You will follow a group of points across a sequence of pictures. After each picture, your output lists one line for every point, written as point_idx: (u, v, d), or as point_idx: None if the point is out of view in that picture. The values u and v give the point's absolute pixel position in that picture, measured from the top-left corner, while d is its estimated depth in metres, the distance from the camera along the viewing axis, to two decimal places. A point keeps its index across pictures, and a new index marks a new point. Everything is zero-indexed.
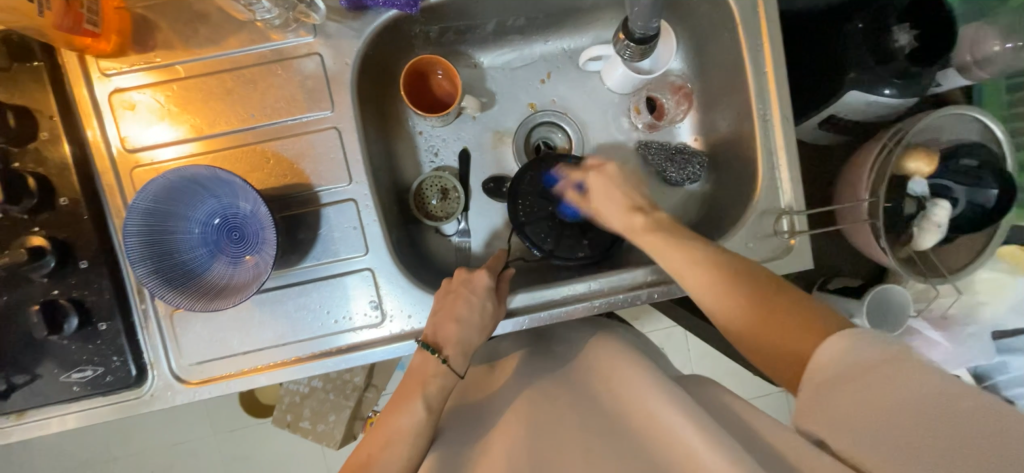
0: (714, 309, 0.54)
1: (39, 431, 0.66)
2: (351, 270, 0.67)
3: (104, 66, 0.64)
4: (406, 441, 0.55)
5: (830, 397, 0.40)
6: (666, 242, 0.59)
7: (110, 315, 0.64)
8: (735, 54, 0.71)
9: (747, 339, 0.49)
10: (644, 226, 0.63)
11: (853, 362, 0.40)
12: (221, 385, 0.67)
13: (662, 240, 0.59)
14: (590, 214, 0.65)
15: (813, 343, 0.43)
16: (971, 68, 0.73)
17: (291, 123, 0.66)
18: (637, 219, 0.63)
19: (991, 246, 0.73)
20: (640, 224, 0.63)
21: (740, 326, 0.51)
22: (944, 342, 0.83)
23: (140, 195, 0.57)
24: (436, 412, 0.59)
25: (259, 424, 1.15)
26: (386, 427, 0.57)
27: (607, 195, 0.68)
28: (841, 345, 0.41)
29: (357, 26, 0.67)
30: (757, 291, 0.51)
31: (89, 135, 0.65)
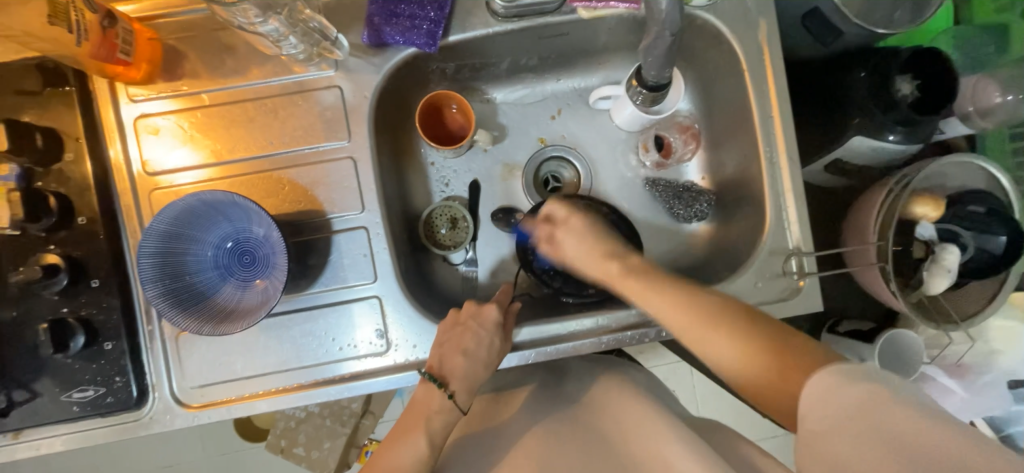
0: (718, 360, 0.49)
1: (31, 453, 0.65)
2: (358, 297, 0.67)
3: (133, 92, 0.67)
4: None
5: (817, 439, 0.37)
6: (645, 287, 0.59)
7: (116, 335, 0.64)
8: (742, 97, 0.73)
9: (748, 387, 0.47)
10: (633, 256, 0.65)
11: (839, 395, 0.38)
12: (221, 410, 0.66)
13: (643, 285, 0.59)
14: (584, 241, 0.67)
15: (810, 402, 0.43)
16: (975, 118, 0.74)
17: (308, 151, 0.68)
18: (613, 267, 0.64)
19: (1004, 291, 0.73)
20: (616, 271, 0.63)
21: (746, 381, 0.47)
22: (961, 392, 0.82)
23: (158, 218, 0.58)
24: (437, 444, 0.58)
25: (252, 450, 1.12)
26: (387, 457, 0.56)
27: (581, 242, 0.68)
28: (829, 386, 0.39)
29: (377, 61, 0.70)
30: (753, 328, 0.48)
31: (112, 156, 0.67)
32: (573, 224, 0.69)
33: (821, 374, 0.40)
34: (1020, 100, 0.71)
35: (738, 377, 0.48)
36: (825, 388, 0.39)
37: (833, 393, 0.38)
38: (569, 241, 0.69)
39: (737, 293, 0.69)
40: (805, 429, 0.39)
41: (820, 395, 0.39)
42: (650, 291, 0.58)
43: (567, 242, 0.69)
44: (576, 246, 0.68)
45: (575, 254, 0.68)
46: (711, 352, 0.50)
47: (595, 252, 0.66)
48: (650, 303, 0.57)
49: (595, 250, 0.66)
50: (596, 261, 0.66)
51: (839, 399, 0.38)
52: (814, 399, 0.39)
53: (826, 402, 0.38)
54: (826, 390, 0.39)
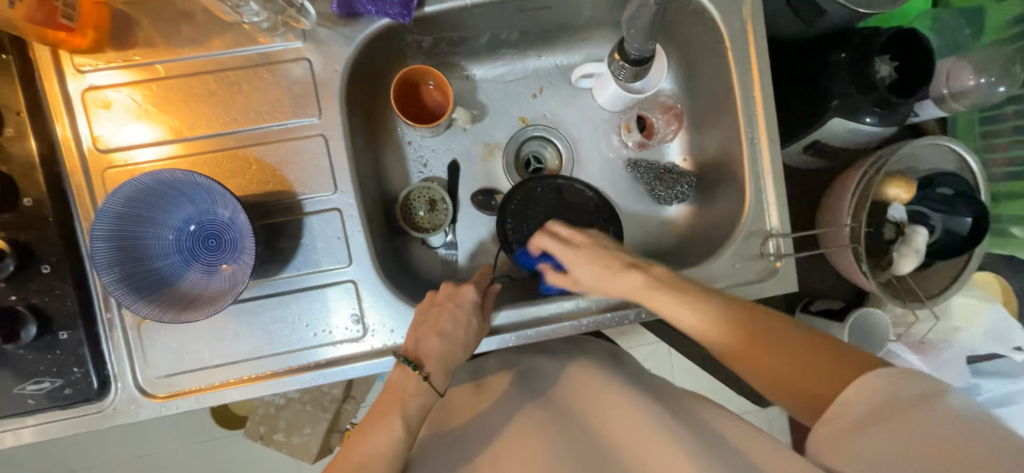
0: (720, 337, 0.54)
1: None
2: (333, 281, 0.65)
3: (79, 62, 0.62)
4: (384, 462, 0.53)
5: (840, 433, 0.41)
6: (676, 301, 0.57)
7: (72, 324, 0.60)
8: (724, 76, 0.72)
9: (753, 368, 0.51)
10: (655, 264, 0.62)
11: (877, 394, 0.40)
12: (189, 399, 0.63)
13: (674, 301, 0.57)
14: (592, 262, 0.63)
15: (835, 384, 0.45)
16: (949, 101, 0.74)
17: (276, 129, 0.64)
18: (632, 278, 0.60)
19: (968, 270, 0.75)
20: (641, 284, 0.60)
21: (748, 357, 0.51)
22: (924, 367, 0.84)
23: (111, 198, 0.55)
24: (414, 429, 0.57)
25: (229, 437, 1.10)
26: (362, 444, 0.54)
27: (589, 267, 0.63)
28: (863, 389, 0.41)
29: (348, 33, 0.66)
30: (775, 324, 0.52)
31: (59, 132, 0.62)
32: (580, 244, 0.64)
33: (863, 376, 0.42)
34: (991, 84, 0.72)
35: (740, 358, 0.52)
36: (863, 388, 0.41)
37: (863, 390, 0.41)
38: (581, 266, 0.63)
39: (716, 274, 0.69)
40: (832, 423, 0.42)
41: (852, 391, 0.42)
42: (671, 300, 0.57)
43: (577, 267, 0.63)
44: (589, 272, 0.63)
45: (591, 280, 0.63)
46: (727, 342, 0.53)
47: (614, 272, 0.61)
48: (675, 313, 0.57)
49: (609, 268, 0.62)
50: (612, 279, 0.61)
51: (869, 402, 0.40)
52: (848, 400, 0.42)
53: (862, 402, 0.41)
54: (862, 388, 0.41)
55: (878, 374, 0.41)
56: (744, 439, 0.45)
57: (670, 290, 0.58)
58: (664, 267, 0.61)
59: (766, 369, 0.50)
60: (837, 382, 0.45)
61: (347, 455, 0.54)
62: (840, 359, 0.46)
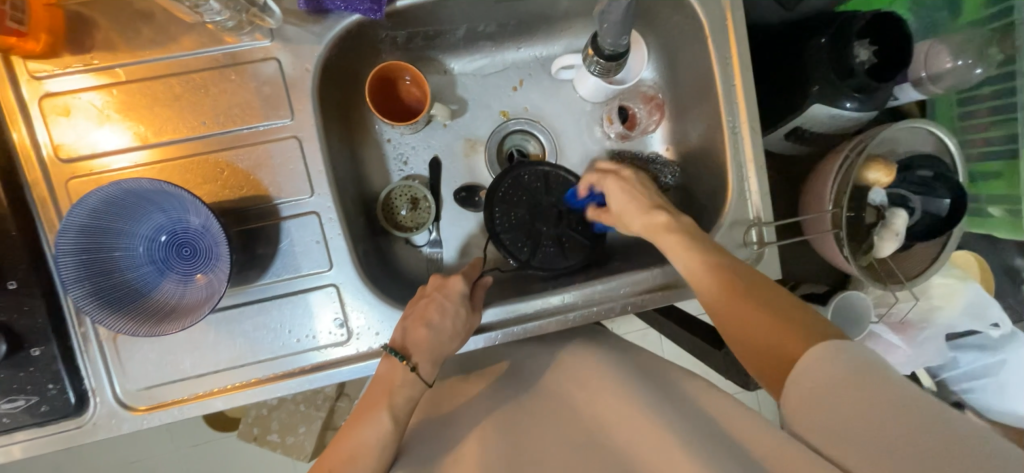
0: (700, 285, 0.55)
1: None
2: (314, 286, 0.64)
3: (34, 67, 0.59)
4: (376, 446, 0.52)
5: (807, 404, 0.41)
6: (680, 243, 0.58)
7: (45, 340, 0.59)
8: (705, 65, 0.72)
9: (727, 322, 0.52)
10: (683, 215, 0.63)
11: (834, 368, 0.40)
12: (172, 411, 0.62)
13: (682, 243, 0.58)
14: (627, 191, 0.66)
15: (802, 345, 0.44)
16: (926, 83, 0.75)
17: (247, 132, 0.62)
18: (659, 218, 0.62)
19: (946, 251, 0.77)
20: (663, 220, 0.61)
21: (723, 310, 0.52)
22: (904, 347, 0.87)
23: (75, 210, 0.53)
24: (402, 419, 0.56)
25: (222, 440, 1.09)
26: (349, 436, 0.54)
27: (625, 195, 0.66)
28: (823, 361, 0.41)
29: (318, 30, 0.63)
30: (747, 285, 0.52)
31: (15, 138, 0.59)
32: (623, 175, 0.68)
33: (821, 345, 0.42)
34: (969, 66, 0.72)
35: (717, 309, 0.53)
36: (818, 359, 0.42)
37: (821, 369, 0.41)
38: (614, 192, 0.67)
39: None
40: (800, 389, 0.42)
41: (805, 364, 0.42)
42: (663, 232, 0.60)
43: (612, 191, 0.67)
44: (621, 198, 0.66)
45: (620, 206, 0.66)
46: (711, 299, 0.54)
47: (643, 207, 0.64)
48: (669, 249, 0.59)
49: (643, 203, 0.64)
50: (640, 213, 0.64)
51: (829, 376, 0.40)
52: (811, 368, 0.42)
53: (822, 375, 0.41)
54: (816, 358, 0.42)
55: (825, 348, 0.42)
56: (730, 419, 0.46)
57: (671, 229, 0.60)
58: (689, 218, 0.62)
59: (740, 327, 0.50)
60: (794, 342, 0.45)
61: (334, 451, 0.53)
62: (805, 321, 0.46)
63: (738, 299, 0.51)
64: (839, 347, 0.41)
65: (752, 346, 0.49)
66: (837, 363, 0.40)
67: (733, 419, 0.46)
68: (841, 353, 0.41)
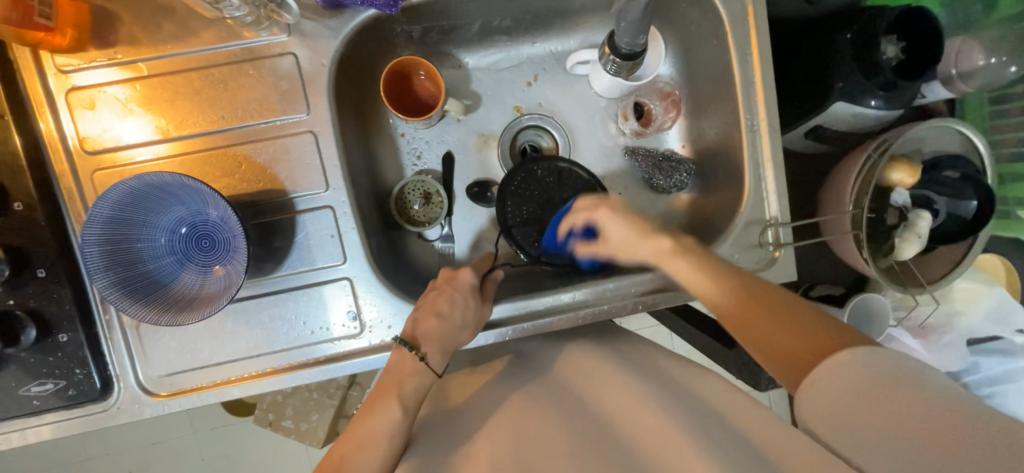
0: (706, 290, 0.54)
1: (13, 444, 0.64)
2: (329, 279, 0.65)
3: (61, 62, 0.60)
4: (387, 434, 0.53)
5: (836, 410, 0.40)
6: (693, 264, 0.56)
7: (72, 326, 0.61)
8: (724, 61, 0.70)
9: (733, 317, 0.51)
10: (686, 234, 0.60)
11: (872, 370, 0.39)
12: (191, 398, 0.64)
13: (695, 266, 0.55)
14: (627, 221, 0.61)
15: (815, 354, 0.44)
16: (956, 81, 0.72)
17: (264, 126, 0.63)
18: (661, 242, 0.58)
19: (970, 257, 0.74)
20: (668, 247, 0.58)
21: (733, 308, 0.51)
22: (923, 352, 0.85)
23: (100, 203, 0.54)
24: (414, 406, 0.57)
25: (239, 424, 1.12)
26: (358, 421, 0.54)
27: (619, 225, 0.61)
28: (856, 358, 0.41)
29: (333, 25, 0.64)
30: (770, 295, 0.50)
31: (43, 129, 0.61)
32: (615, 201, 0.63)
33: (851, 350, 0.41)
34: (1002, 64, 0.70)
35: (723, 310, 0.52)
36: (841, 364, 0.41)
37: (851, 374, 0.40)
38: (613, 224, 0.62)
39: None
40: (822, 394, 0.41)
41: (829, 365, 0.42)
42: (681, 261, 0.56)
43: (607, 223, 0.62)
44: (619, 229, 0.61)
45: (619, 239, 0.62)
46: (728, 308, 0.52)
47: (640, 233, 0.60)
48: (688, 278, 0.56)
49: (643, 229, 0.60)
50: (636, 242, 0.60)
51: (854, 377, 0.40)
52: (837, 367, 0.41)
53: (847, 374, 0.40)
54: (840, 360, 0.41)
55: (850, 352, 0.41)
56: (742, 417, 0.45)
57: (681, 252, 0.57)
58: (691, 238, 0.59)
59: (763, 335, 0.48)
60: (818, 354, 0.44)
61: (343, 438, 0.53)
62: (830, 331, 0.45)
63: (759, 307, 0.49)
64: (871, 349, 0.40)
65: (781, 356, 0.47)
66: (866, 365, 0.40)
67: (746, 421, 0.45)
68: (872, 357, 0.40)
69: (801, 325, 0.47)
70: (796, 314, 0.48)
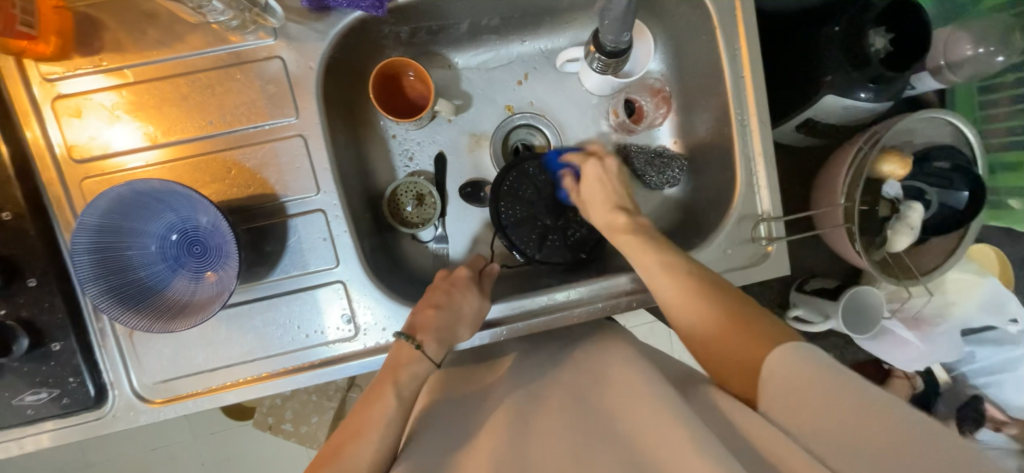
0: (669, 297, 0.58)
1: (12, 453, 0.64)
2: (322, 282, 0.65)
3: (46, 70, 0.60)
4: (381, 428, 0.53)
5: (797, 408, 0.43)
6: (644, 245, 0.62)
7: (65, 335, 0.61)
8: (713, 57, 0.70)
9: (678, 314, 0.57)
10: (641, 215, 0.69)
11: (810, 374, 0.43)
12: (187, 404, 0.64)
13: (640, 242, 0.63)
14: (603, 183, 0.70)
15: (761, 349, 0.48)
16: (944, 72, 0.73)
17: (253, 131, 0.63)
18: (619, 219, 0.67)
19: (963, 244, 0.74)
20: (621, 222, 0.67)
21: (691, 320, 0.56)
22: (917, 342, 0.84)
23: (88, 211, 0.54)
24: (408, 402, 0.57)
25: (238, 428, 1.12)
26: (352, 420, 0.54)
27: (596, 190, 0.70)
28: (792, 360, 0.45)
29: (320, 27, 0.63)
30: (724, 296, 0.56)
31: (29, 137, 0.60)
32: (605, 163, 0.71)
33: (781, 348, 0.46)
34: (990, 54, 0.70)
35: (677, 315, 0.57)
36: (786, 371, 0.45)
37: (791, 369, 0.44)
38: (592, 180, 0.70)
39: (707, 261, 0.68)
40: (783, 398, 0.44)
41: (768, 373, 0.46)
42: (646, 249, 0.61)
43: (588, 181, 0.71)
44: (595, 189, 0.70)
45: (592, 196, 0.70)
46: (677, 298, 0.57)
47: (608, 203, 0.69)
48: (647, 272, 0.60)
49: (608, 199, 0.69)
50: (604, 207, 0.69)
51: (798, 374, 0.44)
52: (782, 373, 0.45)
53: (793, 374, 0.44)
54: (780, 362, 0.45)
55: (782, 352, 0.46)
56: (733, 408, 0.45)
57: (649, 249, 0.61)
58: (645, 220, 0.67)
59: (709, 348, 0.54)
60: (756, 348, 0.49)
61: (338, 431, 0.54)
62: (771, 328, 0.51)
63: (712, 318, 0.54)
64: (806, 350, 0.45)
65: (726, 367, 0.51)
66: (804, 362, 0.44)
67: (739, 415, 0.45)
68: (805, 356, 0.45)
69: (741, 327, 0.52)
70: (746, 321, 0.52)
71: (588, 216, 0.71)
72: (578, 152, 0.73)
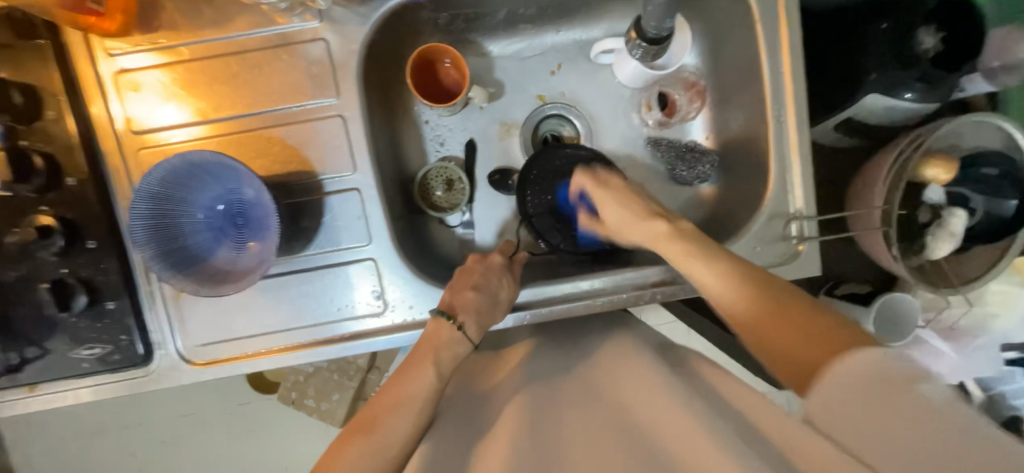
0: (727, 302, 0.55)
1: (54, 404, 0.68)
2: (354, 259, 0.67)
3: (110, 46, 0.64)
4: (417, 402, 0.54)
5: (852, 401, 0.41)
6: (683, 251, 0.60)
7: (118, 295, 0.65)
8: (752, 50, 0.69)
9: (739, 318, 0.53)
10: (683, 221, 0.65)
11: (882, 367, 0.41)
12: (225, 367, 0.68)
13: (684, 249, 0.60)
14: (621, 207, 0.68)
15: (818, 349, 0.46)
16: (999, 74, 0.71)
17: (296, 110, 0.66)
18: (660, 226, 0.64)
19: (1006, 259, 0.68)
20: (663, 232, 0.63)
21: (743, 315, 0.53)
22: (951, 353, 0.82)
23: (146, 179, 0.58)
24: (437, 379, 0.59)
25: (264, 401, 1.17)
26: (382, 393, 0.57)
27: (620, 210, 0.68)
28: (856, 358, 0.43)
29: (363, 11, 0.65)
30: (774, 291, 0.53)
31: (93, 112, 0.64)
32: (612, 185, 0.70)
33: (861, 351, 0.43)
34: None
35: (738, 319, 0.53)
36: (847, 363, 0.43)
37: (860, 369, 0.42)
38: (610, 210, 0.69)
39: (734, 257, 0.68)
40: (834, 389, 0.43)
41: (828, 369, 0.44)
42: (691, 254, 0.59)
43: (604, 207, 0.70)
44: (616, 214, 0.69)
45: (619, 223, 0.68)
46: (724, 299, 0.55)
47: (638, 216, 0.66)
48: (693, 270, 0.58)
49: (637, 213, 0.67)
50: (636, 224, 0.66)
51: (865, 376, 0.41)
52: (851, 370, 0.42)
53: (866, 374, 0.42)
54: (841, 362, 0.43)
55: (854, 351, 0.43)
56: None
57: (692, 254, 0.59)
58: (689, 224, 0.64)
59: (768, 342, 0.50)
60: (813, 345, 0.47)
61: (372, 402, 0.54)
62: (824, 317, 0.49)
63: (761, 307, 0.52)
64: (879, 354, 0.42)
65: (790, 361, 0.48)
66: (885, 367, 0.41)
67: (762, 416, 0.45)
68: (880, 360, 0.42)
69: (789, 320, 0.50)
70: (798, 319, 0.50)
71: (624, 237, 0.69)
72: (582, 174, 0.72)
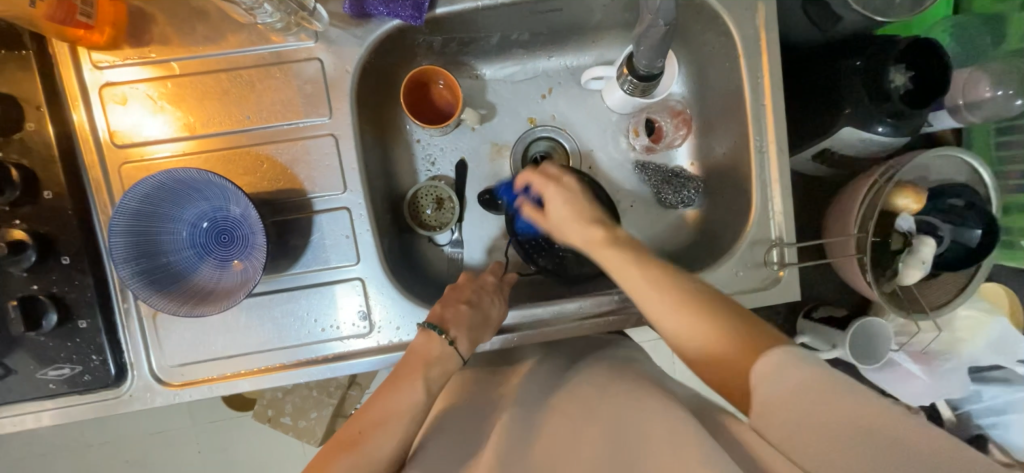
0: (668, 319, 0.51)
1: (14, 429, 0.65)
2: (342, 278, 0.67)
3: (97, 58, 0.63)
4: (403, 419, 0.53)
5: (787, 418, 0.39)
6: (629, 259, 0.57)
7: (91, 313, 0.63)
8: (735, 83, 0.72)
9: (681, 337, 0.50)
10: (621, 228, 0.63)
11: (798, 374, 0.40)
12: (202, 389, 0.66)
13: (624, 258, 0.57)
14: (570, 203, 0.64)
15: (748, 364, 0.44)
16: (962, 111, 0.74)
17: (287, 127, 0.65)
18: (598, 231, 0.61)
19: (974, 282, 0.75)
20: (601, 237, 0.60)
21: (683, 332, 0.50)
22: (923, 376, 0.85)
23: (127, 196, 0.56)
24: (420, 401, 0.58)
25: (238, 418, 1.13)
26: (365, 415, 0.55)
27: (567, 208, 0.64)
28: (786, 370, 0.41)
29: (359, 33, 0.66)
30: (708, 303, 0.50)
31: (75, 118, 0.63)
32: (565, 183, 0.66)
33: (777, 355, 0.42)
34: (1008, 97, 0.72)
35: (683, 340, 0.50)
36: (779, 367, 0.41)
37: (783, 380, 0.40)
38: (556, 201, 0.65)
39: (718, 282, 0.69)
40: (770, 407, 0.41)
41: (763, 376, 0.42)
42: (629, 267, 0.56)
43: (551, 200, 0.65)
44: (561, 207, 0.64)
45: (561, 215, 0.64)
46: (683, 331, 0.50)
47: (582, 217, 0.63)
48: (629, 278, 0.56)
49: (581, 214, 0.63)
50: (578, 224, 0.63)
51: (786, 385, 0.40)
52: (767, 374, 0.41)
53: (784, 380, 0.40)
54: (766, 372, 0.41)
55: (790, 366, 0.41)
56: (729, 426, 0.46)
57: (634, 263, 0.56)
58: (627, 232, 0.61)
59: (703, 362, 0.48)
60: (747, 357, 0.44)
61: (353, 418, 0.53)
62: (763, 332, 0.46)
63: (709, 328, 0.48)
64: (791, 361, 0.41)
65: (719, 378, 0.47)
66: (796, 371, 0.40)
67: None
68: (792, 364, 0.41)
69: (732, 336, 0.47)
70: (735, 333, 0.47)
71: (563, 235, 0.66)
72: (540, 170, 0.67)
